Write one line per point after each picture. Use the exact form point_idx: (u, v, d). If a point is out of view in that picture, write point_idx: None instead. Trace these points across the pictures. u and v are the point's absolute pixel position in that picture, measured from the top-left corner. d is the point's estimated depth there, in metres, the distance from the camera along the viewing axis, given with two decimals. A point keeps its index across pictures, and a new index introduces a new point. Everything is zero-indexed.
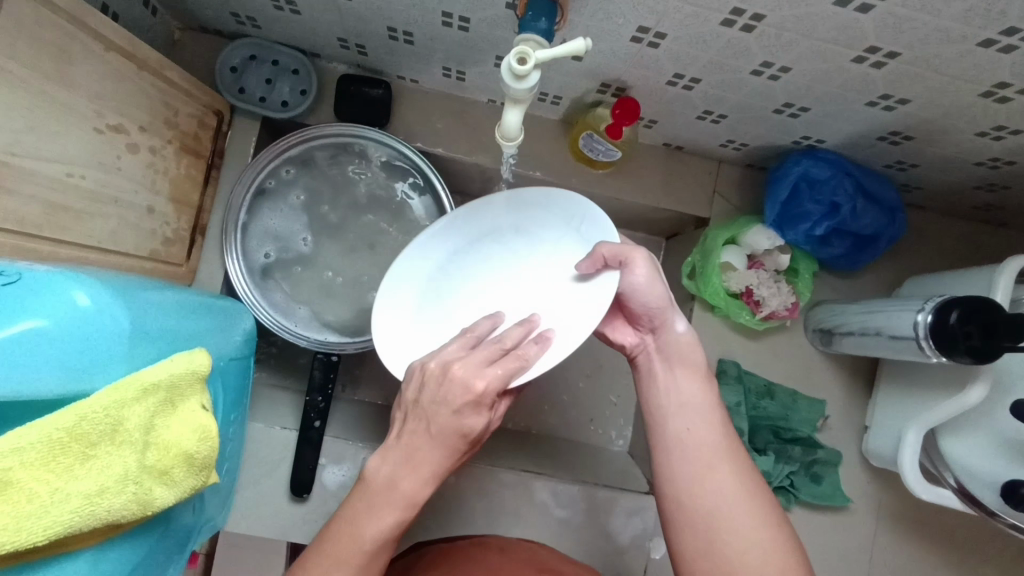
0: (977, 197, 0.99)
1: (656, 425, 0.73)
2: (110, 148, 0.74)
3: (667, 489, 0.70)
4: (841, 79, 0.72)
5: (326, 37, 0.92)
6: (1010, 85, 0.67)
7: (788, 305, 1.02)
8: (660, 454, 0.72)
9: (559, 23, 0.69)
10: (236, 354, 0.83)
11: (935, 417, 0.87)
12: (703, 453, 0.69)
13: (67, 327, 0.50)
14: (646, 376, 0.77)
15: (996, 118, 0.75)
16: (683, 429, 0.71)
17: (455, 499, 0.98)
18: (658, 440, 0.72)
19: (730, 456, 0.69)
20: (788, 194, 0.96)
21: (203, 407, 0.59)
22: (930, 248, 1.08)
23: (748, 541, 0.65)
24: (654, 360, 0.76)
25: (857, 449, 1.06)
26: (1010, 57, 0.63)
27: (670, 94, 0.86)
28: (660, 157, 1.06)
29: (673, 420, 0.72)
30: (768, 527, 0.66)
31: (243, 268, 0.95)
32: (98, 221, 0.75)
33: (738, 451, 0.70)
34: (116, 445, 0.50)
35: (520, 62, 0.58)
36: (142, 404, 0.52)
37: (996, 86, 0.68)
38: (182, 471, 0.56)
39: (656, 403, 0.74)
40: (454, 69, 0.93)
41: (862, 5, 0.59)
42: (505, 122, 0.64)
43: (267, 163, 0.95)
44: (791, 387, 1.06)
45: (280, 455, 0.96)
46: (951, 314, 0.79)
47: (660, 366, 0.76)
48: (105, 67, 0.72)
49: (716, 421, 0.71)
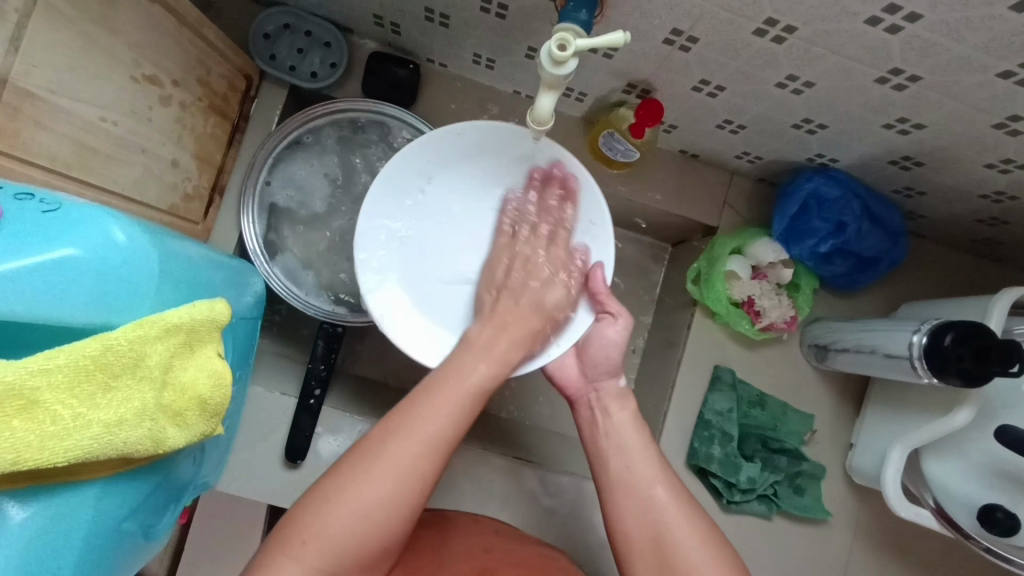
0: (977, 229, 1.02)
1: (599, 466, 0.76)
2: (143, 97, 0.75)
3: (615, 523, 0.72)
4: (861, 98, 0.75)
5: (362, 12, 0.94)
6: (1022, 118, 0.70)
7: (787, 318, 1.04)
8: (604, 493, 0.74)
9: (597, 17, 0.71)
10: (245, 314, 0.83)
11: (921, 436, 0.89)
12: (641, 483, 0.73)
13: (100, 259, 0.51)
14: (586, 423, 0.81)
15: (1005, 151, 0.78)
16: (625, 467, 0.74)
17: (446, 479, 0.99)
18: (601, 482, 0.75)
19: (663, 482, 0.73)
20: (797, 210, 0.99)
21: (219, 355, 0.60)
22: (928, 275, 1.11)
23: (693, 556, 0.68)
24: (591, 409, 0.81)
25: (841, 465, 1.08)
26: None
27: (694, 100, 0.88)
28: (676, 162, 1.08)
29: (613, 460, 0.75)
30: (711, 545, 0.69)
31: (258, 233, 0.97)
32: (125, 168, 0.76)
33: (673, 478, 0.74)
34: (138, 380, 0.50)
35: (559, 48, 0.60)
36: (164, 343, 0.52)
37: (1009, 118, 0.71)
38: (195, 415, 0.57)
39: (599, 447, 0.77)
40: (484, 56, 0.95)
41: (891, 26, 0.61)
42: (538, 107, 0.66)
43: (292, 131, 0.97)
44: (783, 399, 1.08)
45: (278, 421, 0.96)
46: (946, 336, 0.81)
47: (598, 413, 0.80)
48: (148, 17, 0.73)
49: (652, 456, 0.75)
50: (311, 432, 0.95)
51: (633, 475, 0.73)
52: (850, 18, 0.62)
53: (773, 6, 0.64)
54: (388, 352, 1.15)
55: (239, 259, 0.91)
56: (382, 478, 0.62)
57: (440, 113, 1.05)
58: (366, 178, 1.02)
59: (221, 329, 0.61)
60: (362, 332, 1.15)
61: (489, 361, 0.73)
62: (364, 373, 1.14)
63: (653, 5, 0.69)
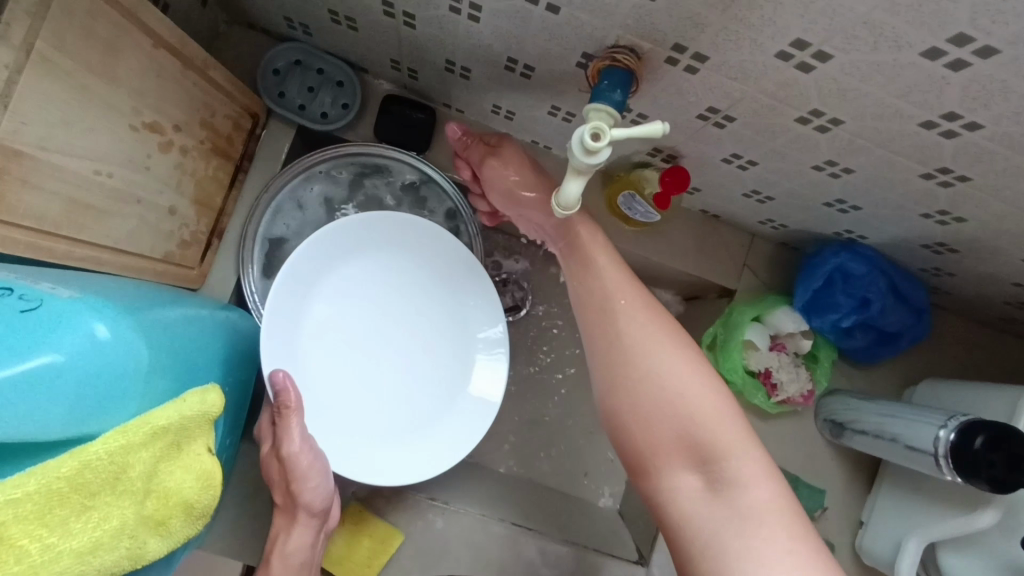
0: (1004, 310, 0.98)
1: (590, 296, 0.78)
2: (142, 147, 0.70)
3: (621, 307, 0.75)
4: (904, 189, 0.71)
5: (378, 55, 0.89)
6: None
7: (804, 392, 1.00)
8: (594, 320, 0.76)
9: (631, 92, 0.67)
10: (241, 375, 0.78)
11: (942, 532, 0.85)
12: (611, 299, 0.76)
13: (83, 361, 0.46)
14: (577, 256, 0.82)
15: None
16: (612, 304, 0.76)
17: (440, 545, 0.94)
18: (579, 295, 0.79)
19: (639, 294, 0.76)
20: (822, 283, 0.95)
21: (210, 450, 0.55)
22: (948, 351, 1.07)
23: (681, 387, 0.68)
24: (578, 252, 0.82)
25: (851, 545, 1.04)
26: None
27: (722, 169, 0.84)
28: (696, 223, 1.04)
29: (606, 292, 0.77)
30: (695, 365, 0.70)
31: (257, 279, 0.92)
32: (118, 220, 0.71)
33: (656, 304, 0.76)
34: (117, 496, 0.46)
35: (593, 136, 0.56)
36: (149, 450, 0.48)
37: None
38: (179, 521, 0.52)
39: (578, 242, 0.81)
40: (504, 108, 0.90)
41: (948, 131, 0.57)
42: (563, 191, 0.61)
43: (295, 174, 0.92)
44: (795, 474, 1.04)
45: (268, 478, 0.91)
46: (976, 439, 0.77)
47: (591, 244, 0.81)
48: (151, 64, 0.68)
49: (637, 282, 0.77)
50: None
51: (617, 323, 0.74)
52: (905, 119, 0.57)
53: (821, 100, 0.59)
54: None
55: (234, 309, 0.87)
56: None
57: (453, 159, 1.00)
58: None
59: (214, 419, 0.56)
60: None
61: (310, 526, 0.79)
62: None
63: (691, 85, 0.65)
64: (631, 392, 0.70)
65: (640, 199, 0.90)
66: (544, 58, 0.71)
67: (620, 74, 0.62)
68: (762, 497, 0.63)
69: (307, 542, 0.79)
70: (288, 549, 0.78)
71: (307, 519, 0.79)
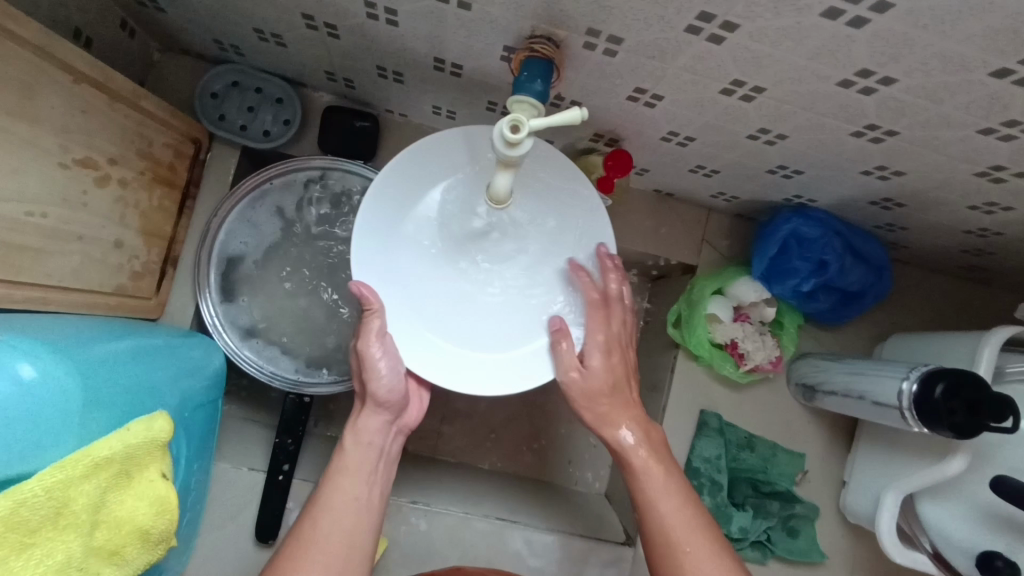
0: (962, 259, 0.99)
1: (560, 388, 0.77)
2: (76, 183, 0.70)
3: (611, 437, 0.76)
4: (838, 149, 0.71)
5: (312, 68, 0.89)
6: (1006, 168, 0.67)
7: (772, 358, 1.01)
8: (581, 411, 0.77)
9: (555, 80, 0.67)
10: (203, 400, 0.79)
11: (914, 483, 0.86)
12: (608, 423, 0.76)
13: (14, 401, 0.46)
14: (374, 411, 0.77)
15: (988, 195, 0.74)
16: (575, 378, 0.76)
17: (426, 546, 0.95)
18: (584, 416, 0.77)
19: (635, 415, 0.77)
20: (777, 250, 0.95)
21: (163, 475, 0.56)
22: (913, 304, 1.08)
23: (666, 497, 0.73)
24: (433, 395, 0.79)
25: (834, 503, 1.05)
26: (1008, 145, 0.62)
27: (664, 147, 0.84)
28: (651, 203, 1.04)
29: (608, 429, 0.76)
30: (673, 478, 0.74)
31: (216, 303, 0.92)
32: (59, 259, 0.70)
33: (639, 411, 0.78)
34: (60, 530, 0.46)
35: (513, 128, 0.56)
36: (91, 482, 0.48)
37: (992, 168, 0.67)
38: (135, 549, 0.53)
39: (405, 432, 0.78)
40: (444, 108, 0.91)
41: (865, 88, 0.58)
42: (494, 185, 0.62)
43: (243, 195, 0.92)
44: (772, 440, 1.05)
45: (247, 498, 0.92)
46: (936, 388, 0.77)
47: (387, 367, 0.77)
48: (74, 99, 0.67)
49: (632, 384, 0.79)
50: (280, 509, 0.90)
51: (595, 404, 0.76)
52: (822, 80, 0.58)
53: (739, 70, 0.60)
54: None
55: (194, 334, 0.87)
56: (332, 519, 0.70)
57: None
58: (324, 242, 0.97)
59: (165, 444, 0.57)
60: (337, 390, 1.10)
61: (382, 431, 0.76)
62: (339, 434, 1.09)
63: (613, 68, 0.65)
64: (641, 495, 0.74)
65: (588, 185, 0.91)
66: (469, 54, 0.71)
67: (539, 63, 0.62)
68: (666, 509, 0.72)
69: (377, 427, 0.76)
70: (366, 440, 0.75)
71: (376, 405, 0.76)
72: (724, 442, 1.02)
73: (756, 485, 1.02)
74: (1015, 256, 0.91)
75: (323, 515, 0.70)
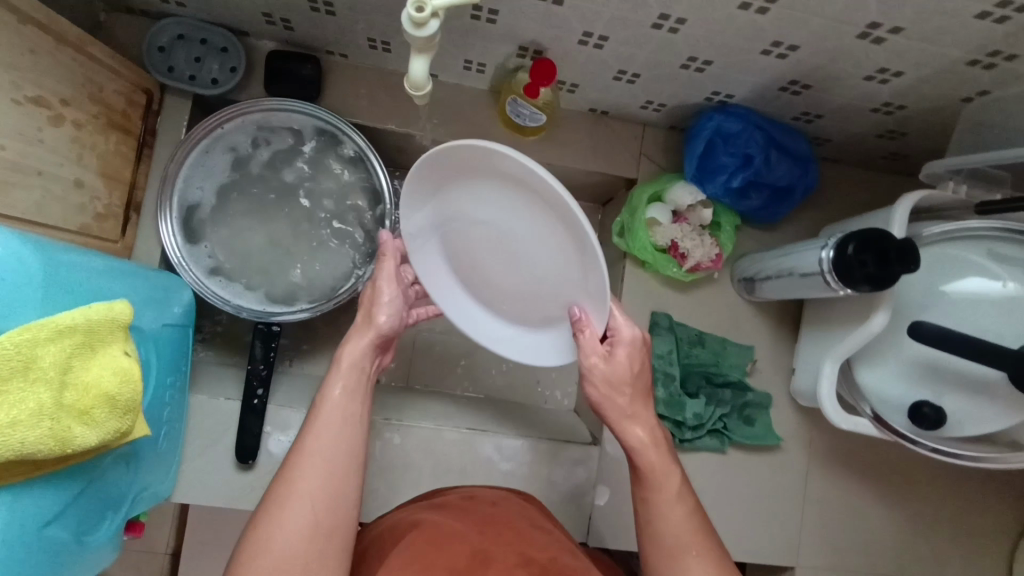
0: (882, 145, 1.06)
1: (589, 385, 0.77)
2: (30, 119, 0.75)
3: (638, 444, 0.76)
4: (733, 27, 0.78)
5: (251, 13, 0.94)
6: (882, 24, 0.73)
7: (712, 256, 1.07)
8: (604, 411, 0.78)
9: None
10: (167, 321, 0.84)
11: (847, 348, 0.92)
12: (625, 421, 0.77)
13: None
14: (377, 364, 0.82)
15: (878, 60, 0.81)
16: (601, 395, 0.77)
17: (402, 459, 1.00)
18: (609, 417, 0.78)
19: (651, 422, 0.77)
20: (704, 149, 1.01)
21: (125, 353, 0.61)
22: (844, 198, 1.14)
23: (664, 521, 0.74)
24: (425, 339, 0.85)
25: (787, 391, 1.11)
26: None
27: (584, 53, 0.90)
28: (587, 121, 1.10)
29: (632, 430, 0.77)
30: (682, 503, 0.75)
31: (181, 242, 0.97)
32: (22, 191, 0.75)
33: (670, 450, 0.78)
34: (29, 382, 0.51)
35: (418, 11, 0.61)
36: (57, 344, 0.53)
37: (870, 26, 0.74)
38: (104, 412, 0.58)
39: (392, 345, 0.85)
40: (379, 40, 0.96)
41: None
42: (412, 73, 0.67)
43: (198, 140, 0.97)
44: (722, 335, 1.11)
45: (226, 425, 0.97)
46: (850, 246, 0.83)
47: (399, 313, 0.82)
48: (21, 38, 0.72)
49: (643, 376, 0.78)
50: (258, 431, 0.95)
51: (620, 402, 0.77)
52: None
53: None
54: (335, 348, 1.16)
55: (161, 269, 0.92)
56: (299, 508, 0.68)
57: (348, 104, 1.06)
58: (279, 181, 1.03)
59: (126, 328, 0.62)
60: (308, 330, 1.16)
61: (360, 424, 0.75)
62: (313, 370, 1.14)
63: None
64: (647, 503, 0.76)
65: (521, 100, 0.97)
66: None
67: None
68: (676, 521, 0.74)
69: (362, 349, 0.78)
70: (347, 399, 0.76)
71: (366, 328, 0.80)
72: (677, 339, 1.08)
73: (709, 377, 1.08)
74: (924, 132, 0.98)
75: (312, 467, 0.70)
